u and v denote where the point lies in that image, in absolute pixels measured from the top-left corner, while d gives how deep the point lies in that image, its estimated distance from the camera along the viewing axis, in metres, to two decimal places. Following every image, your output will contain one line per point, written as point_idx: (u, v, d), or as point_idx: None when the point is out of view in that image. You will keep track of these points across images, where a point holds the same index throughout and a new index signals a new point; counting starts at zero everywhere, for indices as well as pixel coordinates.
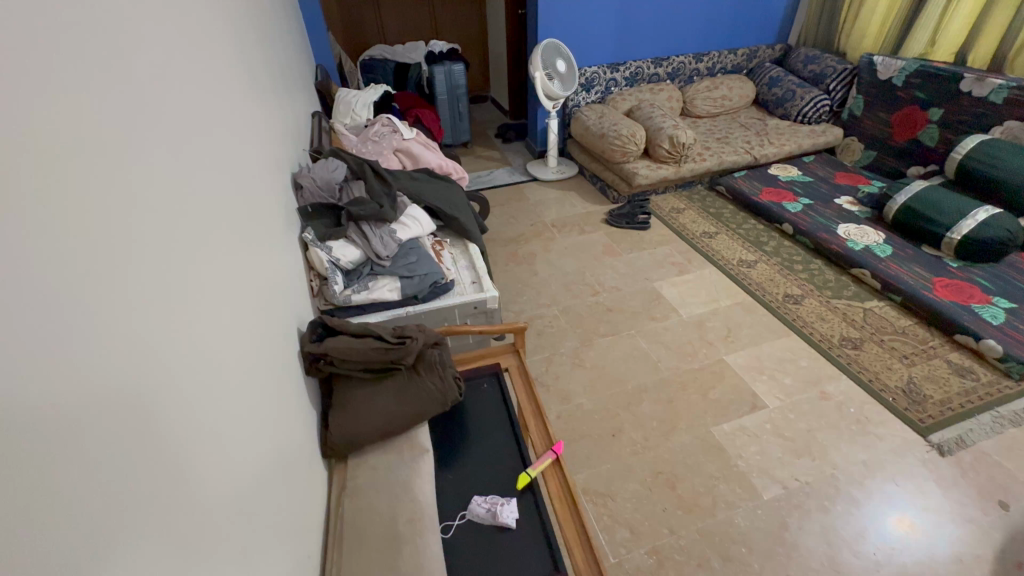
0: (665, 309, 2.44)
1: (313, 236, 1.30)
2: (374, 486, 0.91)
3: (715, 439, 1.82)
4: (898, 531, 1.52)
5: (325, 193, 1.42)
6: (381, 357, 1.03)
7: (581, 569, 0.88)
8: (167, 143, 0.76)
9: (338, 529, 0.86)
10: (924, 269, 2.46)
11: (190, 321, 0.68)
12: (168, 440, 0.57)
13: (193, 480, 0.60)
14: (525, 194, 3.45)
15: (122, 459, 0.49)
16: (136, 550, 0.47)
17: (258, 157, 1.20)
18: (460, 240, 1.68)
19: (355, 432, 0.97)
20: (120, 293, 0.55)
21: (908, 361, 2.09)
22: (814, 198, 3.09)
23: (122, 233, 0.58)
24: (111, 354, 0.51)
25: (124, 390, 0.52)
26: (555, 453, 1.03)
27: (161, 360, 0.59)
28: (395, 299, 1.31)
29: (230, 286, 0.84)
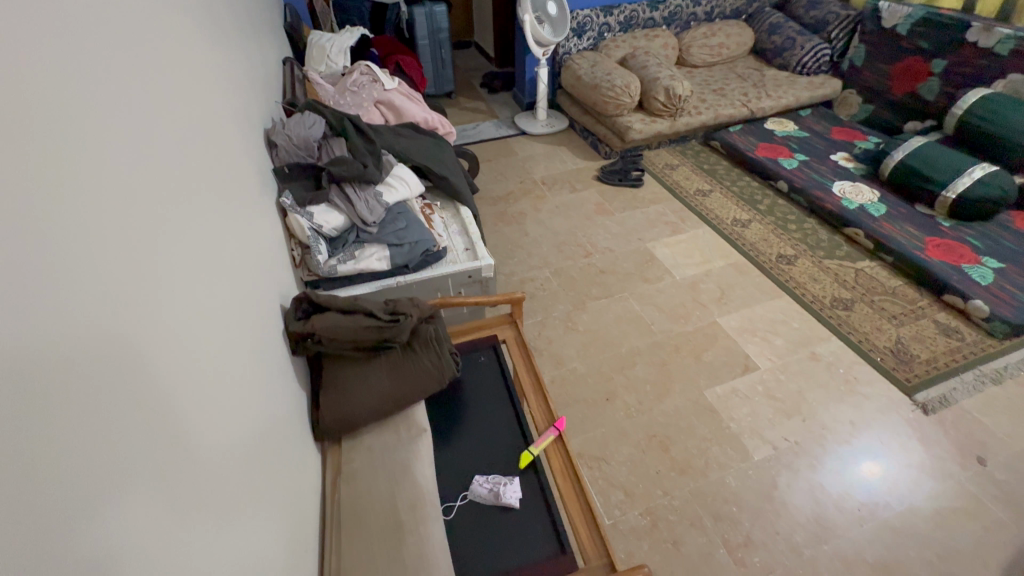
0: (658, 270, 2.39)
1: (291, 200, 1.19)
2: (372, 471, 0.87)
3: (708, 401, 1.83)
4: (880, 485, 1.58)
5: (302, 153, 1.29)
6: (374, 336, 0.96)
7: (586, 549, 0.86)
8: (139, 98, 0.70)
9: (337, 516, 0.83)
10: (917, 228, 2.45)
11: (180, 290, 0.66)
12: (169, 408, 0.56)
13: (196, 446, 0.59)
14: (513, 149, 3.30)
15: (124, 425, 0.48)
16: (141, 516, 0.47)
17: (228, 113, 1.09)
18: (451, 202, 1.57)
19: (349, 415, 0.92)
20: (108, 259, 0.53)
21: (897, 321, 2.10)
22: (811, 154, 3.02)
23: (104, 198, 0.55)
24: (106, 324, 0.50)
25: (121, 357, 0.50)
26: (558, 430, 1.00)
27: (155, 328, 0.58)
28: (384, 269, 1.22)
29: (215, 246, 0.80)
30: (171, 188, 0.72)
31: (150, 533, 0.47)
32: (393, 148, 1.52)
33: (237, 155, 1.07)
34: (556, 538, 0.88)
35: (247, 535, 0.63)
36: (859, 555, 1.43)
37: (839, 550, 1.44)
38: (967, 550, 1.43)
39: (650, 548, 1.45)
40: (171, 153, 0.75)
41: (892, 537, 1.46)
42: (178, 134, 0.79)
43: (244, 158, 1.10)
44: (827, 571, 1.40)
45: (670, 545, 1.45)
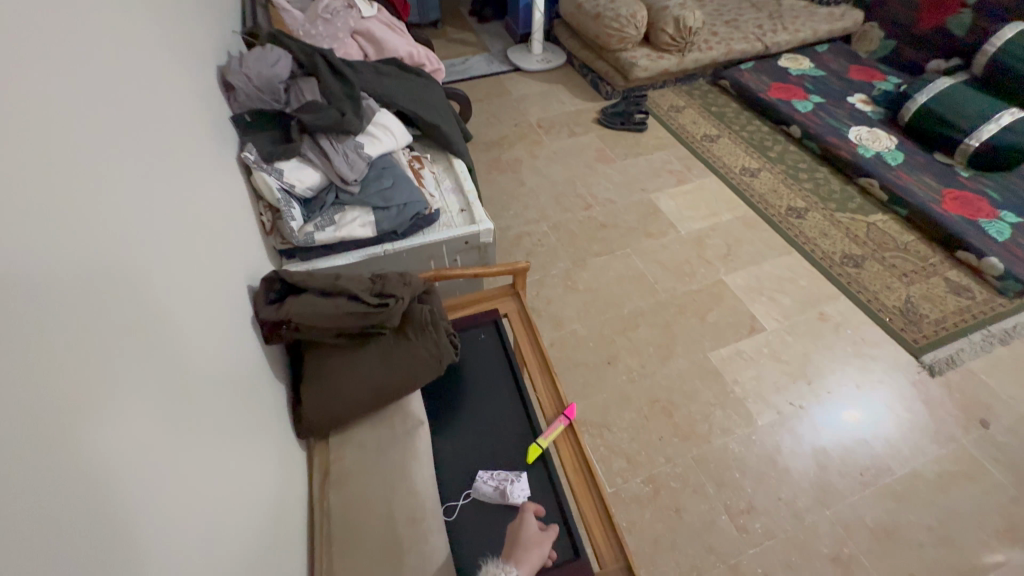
0: (663, 224, 2.26)
1: (255, 156, 1.02)
2: (365, 477, 0.79)
3: (712, 364, 1.77)
4: (851, 421, 1.63)
5: (266, 96, 1.11)
6: (359, 323, 0.83)
7: (603, 553, 0.81)
8: (118, 54, 0.68)
9: (327, 529, 0.75)
10: (935, 179, 2.31)
11: (167, 248, 0.66)
12: (165, 360, 0.58)
13: (193, 395, 0.62)
14: (506, 87, 3.02)
15: (123, 372, 0.51)
16: (146, 456, 0.50)
17: (175, 50, 0.89)
18: (442, 154, 1.40)
19: (336, 412, 0.82)
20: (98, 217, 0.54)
21: (907, 279, 2.02)
22: (827, 95, 2.80)
23: (85, 155, 0.55)
24: (100, 283, 0.51)
25: (116, 309, 0.53)
26: (567, 419, 0.93)
27: (146, 285, 0.59)
28: (369, 236, 1.09)
29: (195, 205, 0.79)
30: (149, 142, 0.71)
31: (161, 482, 0.51)
32: (373, 92, 1.32)
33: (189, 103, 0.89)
34: (569, 539, 0.83)
35: (245, 480, 0.67)
36: (859, 520, 1.43)
37: (841, 516, 1.43)
38: (965, 512, 1.44)
39: (653, 516, 1.43)
40: (149, 105, 0.73)
41: (893, 502, 1.46)
42: (153, 84, 0.77)
43: (197, 106, 0.92)
44: (827, 535, 1.40)
45: (672, 512, 1.43)
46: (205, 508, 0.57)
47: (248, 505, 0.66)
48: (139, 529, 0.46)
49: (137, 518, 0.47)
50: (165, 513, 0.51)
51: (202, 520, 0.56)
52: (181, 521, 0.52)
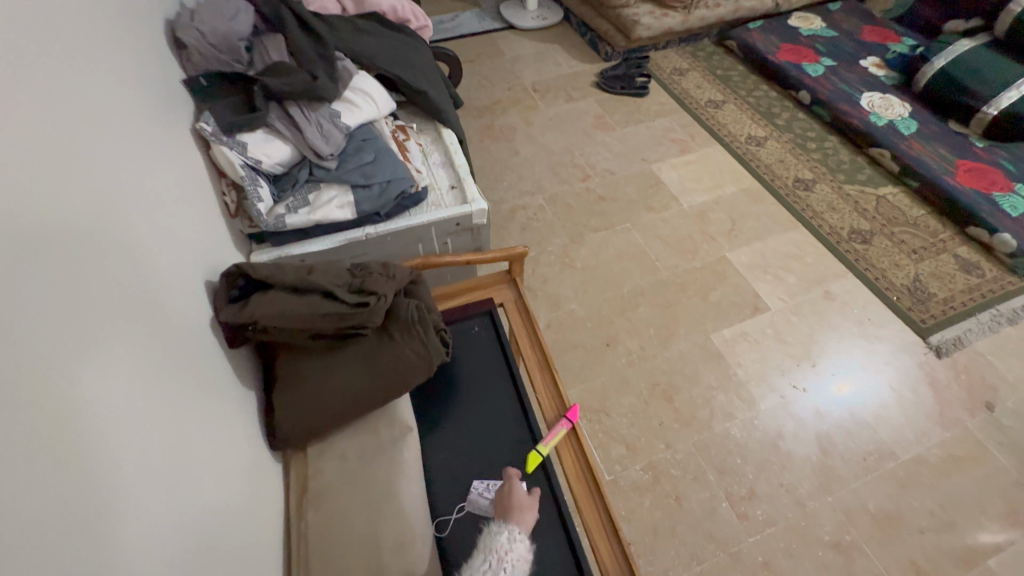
0: (664, 197, 2.15)
1: (213, 127, 0.89)
2: (347, 496, 0.73)
3: (714, 346, 1.71)
4: (839, 392, 1.61)
5: (225, 56, 0.97)
6: (336, 326, 0.74)
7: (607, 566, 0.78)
8: (93, 53, 0.67)
9: (303, 553, 0.70)
10: (949, 149, 2.21)
11: (137, 232, 0.66)
12: (141, 347, 0.59)
13: (172, 380, 0.63)
14: (499, 47, 2.82)
15: (101, 366, 0.52)
16: (141, 463, 0.53)
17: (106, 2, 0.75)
18: (430, 123, 1.27)
19: (312, 424, 0.75)
20: (65, 210, 0.53)
21: (916, 256, 1.95)
22: (839, 58, 2.64)
23: (45, 144, 0.53)
24: (69, 280, 0.51)
25: (90, 305, 0.53)
26: (570, 423, 0.90)
27: (117, 272, 0.59)
28: (348, 219, 0.98)
29: (177, 203, 0.79)
30: (118, 121, 0.69)
31: (156, 485, 0.55)
32: (350, 51, 1.17)
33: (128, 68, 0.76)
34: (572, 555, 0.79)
35: (226, 459, 0.69)
36: (862, 507, 1.40)
37: (843, 502, 1.41)
38: (968, 498, 1.42)
39: (652, 504, 1.39)
40: (113, 80, 0.71)
41: (895, 487, 1.44)
42: (117, 57, 0.73)
43: (137, 71, 0.79)
44: (829, 522, 1.38)
45: (672, 500, 1.40)
46: (190, 487, 0.60)
47: (229, 486, 0.68)
48: (139, 524, 0.50)
49: (136, 514, 0.51)
50: (153, 497, 0.54)
51: (188, 498, 0.59)
52: (168, 501, 0.56)
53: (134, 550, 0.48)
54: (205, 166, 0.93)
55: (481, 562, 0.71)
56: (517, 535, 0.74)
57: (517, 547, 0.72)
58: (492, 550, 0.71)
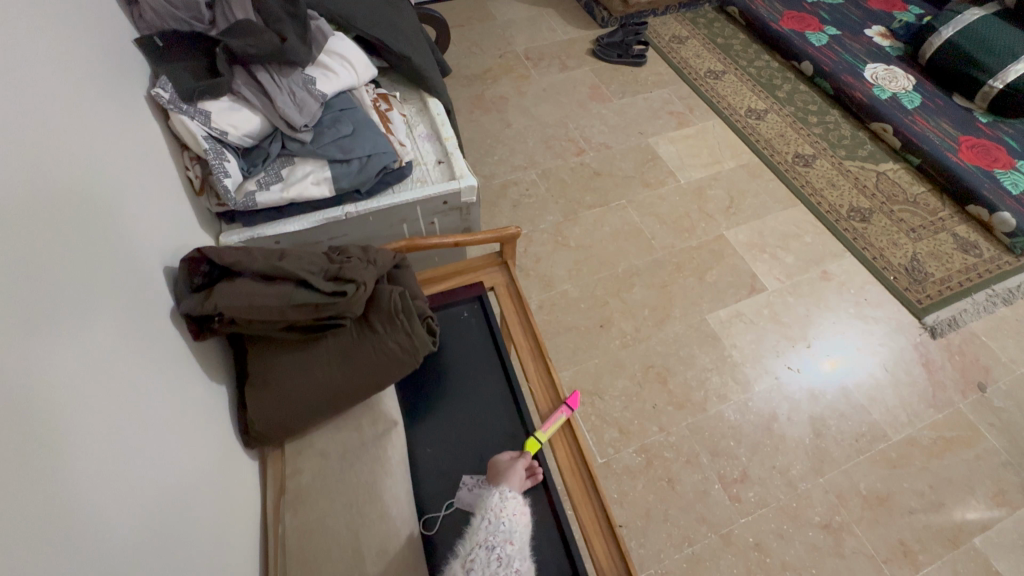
0: (661, 173, 2.08)
1: (170, 93, 0.80)
2: (326, 499, 0.70)
3: (710, 328, 1.67)
4: (826, 368, 1.61)
5: (182, 13, 0.86)
6: (310, 318, 0.69)
7: (602, 563, 0.75)
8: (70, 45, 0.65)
9: (280, 561, 0.67)
10: (952, 124, 2.15)
11: (100, 203, 0.62)
12: (105, 324, 0.57)
13: (157, 370, 0.64)
14: (490, 10, 2.67)
15: (61, 344, 0.50)
16: (142, 459, 0.56)
17: None
18: (415, 92, 1.18)
19: (287, 422, 0.70)
20: (17, 179, 0.50)
21: (915, 235, 1.91)
22: (843, 27, 2.54)
23: (24, 143, 0.52)
24: (46, 274, 0.50)
25: (46, 276, 0.50)
26: (569, 412, 0.85)
27: (79, 244, 0.56)
28: (325, 196, 0.91)
29: (163, 192, 0.78)
30: (76, 80, 0.64)
31: (159, 478, 0.58)
32: (325, 10, 1.07)
33: (81, 32, 0.69)
34: (566, 554, 0.75)
35: (198, 440, 0.68)
36: (853, 488, 1.40)
37: (835, 484, 1.41)
38: (957, 478, 1.43)
39: (644, 487, 1.38)
40: (67, 35, 0.65)
41: (887, 469, 1.44)
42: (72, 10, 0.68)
43: (91, 34, 0.71)
44: (821, 503, 1.38)
45: (665, 483, 1.38)
46: (161, 467, 0.59)
47: (202, 470, 0.66)
48: (147, 514, 0.54)
49: (144, 504, 0.54)
50: (120, 478, 0.52)
51: (159, 479, 0.58)
52: (153, 483, 0.57)
53: (96, 533, 0.47)
54: (165, 138, 0.84)
55: (479, 527, 0.69)
56: (510, 494, 0.72)
57: (510, 504, 0.71)
58: (486, 512, 0.70)
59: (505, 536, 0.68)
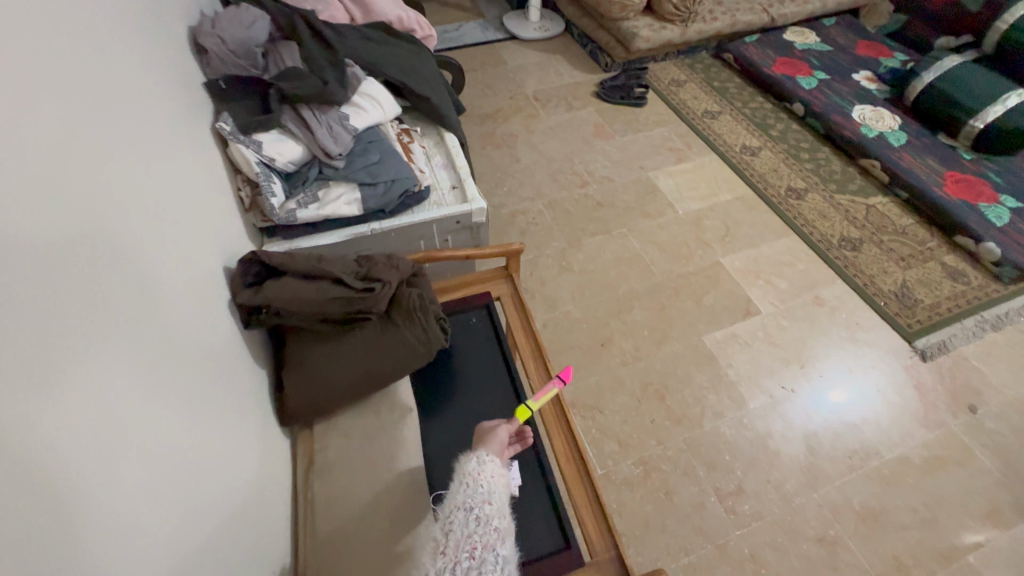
0: (660, 204, 2.21)
1: (231, 126, 0.96)
2: (348, 468, 0.81)
3: (706, 348, 1.76)
4: (835, 402, 1.64)
5: (243, 61, 1.04)
6: (342, 310, 0.81)
7: (593, 540, 0.81)
8: (141, 100, 0.74)
9: (310, 521, 0.77)
10: (938, 161, 2.27)
11: (160, 232, 0.70)
12: (151, 348, 0.61)
13: (207, 379, 0.71)
14: (502, 56, 2.90)
15: (82, 387, 0.49)
16: (195, 467, 0.63)
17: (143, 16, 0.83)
18: (434, 127, 1.33)
19: (318, 402, 0.80)
20: (97, 225, 0.57)
21: (904, 264, 2.00)
22: (832, 72, 2.71)
23: (103, 190, 0.60)
24: (120, 304, 0.58)
25: (99, 315, 0.54)
26: (563, 384, 0.87)
27: (106, 274, 0.57)
28: (354, 215, 1.04)
29: (212, 220, 0.87)
30: (148, 129, 0.74)
31: (206, 484, 0.64)
32: (358, 59, 1.24)
33: (163, 80, 0.84)
34: (560, 530, 0.83)
35: (225, 454, 0.70)
36: (847, 504, 1.44)
37: (829, 499, 1.45)
38: (951, 497, 1.46)
39: (643, 498, 1.43)
40: (155, 85, 0.80)
41: (880, 486, 1.48)
42: (110, 46, 0.69)
43: (169, 81, 0.86)
44: (815, 518, 1.42)
45: (662, 495, 1.44)
46: (208, 474, 0.65)
47: (247, 450, 0.76)
48: (198, 518, 0.60)
49: (196, 510, 0.61)
50: (138, 514, 0.51)
51: (206, 485, 0.64)
52: (202, 488, 0.63)
53: (160, 535, 0.53)
54: (222, 163, 0.99)
55: (457, 490, 0.72)
56: (486, 457, 0.76)
57: (487, 468, 0.74)
58: (465, 476, 0.73)
59: (484, 496, 0.71)
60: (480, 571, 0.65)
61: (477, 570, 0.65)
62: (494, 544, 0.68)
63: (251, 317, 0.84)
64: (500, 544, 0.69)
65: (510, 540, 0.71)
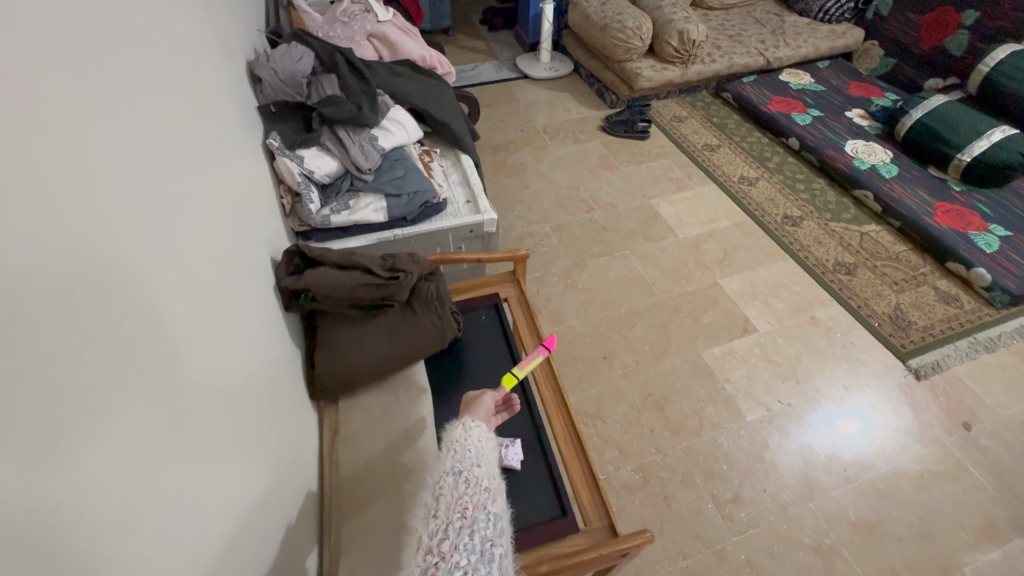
0: (662, 229, 2.33)
1: (279, 143, 1.14)
2: (369, 430, 0.96)
3: (705, 363, 1.83)
4: (842, 432, 1.66)
5: (291, 90, 1.23)
6: (371, 295, 1.01)
7: (588, 509, 0.95)
8: (178, 126, 0.79)
9: (337, 477, 0.92)
10: (929, 192, 2.37)
11: (196, 247, 0.73)
12: (190, 358, 0.63)
13: (237, 387, 0.74)
14: (515, 93, 3.12)
15: (115, 417, 0.47)
16: (225, 478, 0.64)
17: (203, 55, 0.99)
18: (451, 150, 1.49)
19: (347, 372, 0.97)
20: (144, 243, 0.60)
21: (898, 287, 2.08)
22: (826, 110, 2.87)
23: (147, 209, 0.63)
24: (162, 318, 0.60)
25: (147, 327, 0.56)
26: (546, 351, 1.01)
27: (132, 311, 0.54)
28: (380, 221, 1.19)
29: (241, 237, 0.91)
30: (186, 154, 0.79)
31: (235, 495, 0.65)
32: (387, 90, 1.42)
33: (219, 104, 1.00)
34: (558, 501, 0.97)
35: (252, 456, 0.72)
36: (842, 514, 1.48)
37: (824, 509, 1.49)
38: (946, 510, 1.49)
39: (642, 503, 1.48)
40: (215, 111, 0.97)
41: (874, 497, 1.52)
42: (135, 75, 0.69)
43: (223, 106, 1.02)
44: (811, 527, 1.46)
45: (660, 500, 1.49)
46: (236, 483, 0.67)
47: (282, 425, 0.86)
48: (226, 528, 0.62)
49: (224, 518, 0.62)
50: (166, 533, 0.50)
51: (234, 493, 0.65)
52: (230, 497, 0.64)
53: (197, 542, 0.55)
54: (269, 174, 1.16)
55: (448, 456, 0.80)
56: (471, 424, 0.85)
57: (473, 433, 0.83)
58: (453, 442, 0.81)
59: (472, 458, 0.79)
60: (472, 527, 0.69)
61: (469, 527, 0.69)
62: (485, 503, 0.73)
63: (291, 302, 1.02)
64: (491, 502, 0.74)
65: (500, 501, 0.76)
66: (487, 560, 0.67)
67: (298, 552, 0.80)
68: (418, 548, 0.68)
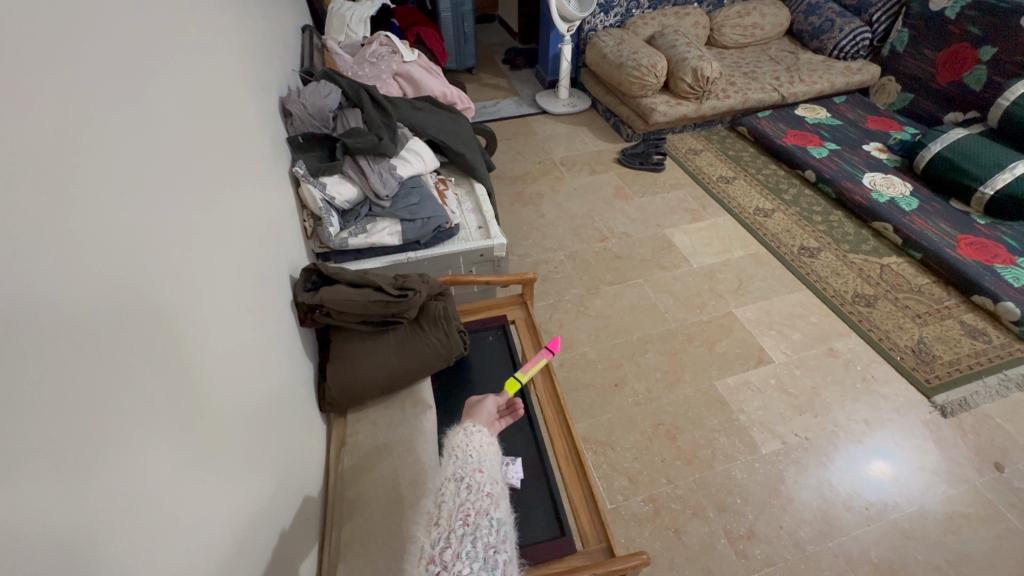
0: (675, 257, 2.34)
1: (304, 171, 1.25)
2: (373, 441, 1.01)
3: (718, 393, 1.80)
4: (872, 477, 1.58)
5: (317, 121, 1.36)
6: (382, 310, 1.07)
7: (586, 532, 0.95)
8: (209, 153, 0.86)
9: (340, 489, 0.95)
10: (950, 225, 2.34)
11: (216, 262, 0.79)
12: (204, 364, 0.68)
13: (247, 394, 0.78)
14: (533, 128, 3.23)
15: (136, 417, 0.52)
16: (231, 480, 0.68)
17: (240, 93, 1.09)
18: (466, 179, 1.60)
19: (355, 383, 1.03)
20: (170, 260, 0.66)
21: (921, 320, 2.02)
22: (842, 143, 2.88)
23: (178, 230, 0.70)
24: (183, 326, 0.65)
25: (169, 337, 0.61)
26: (551, 355, 1.07)
27: (146, 335, 0.57)
28: (395, 243, 1.29)
29: (259, 254, 0.97)
30: (214, 179, 0.86)
31: (240, 497, 0.69)
32: (407, 122, 1.52)
33: (252, 138, 1.10)
34: (558, 522, 0.98)
35: (256, 462, 0.76)
36: (863, 555, 1.42)
37: (844, 549, 1.43)
38: (977, 556, 1.41)
39: (651, 535, 1.45)
40: (247, 142, 1.06)
41: (900, 539, 1.45)
42: (173, 111, 0.77)
43: (256, 139, 1.11)
44: (830, 568, 1.40)
45: (671, 532, 1.46)
46: (242, 485, 0.70)
47: (288, 436, 0.89)
48: (230, 528, 0.65)
49: (228, 518, 0.65)
50: (174, 528, 0.54)
51: (239, 496, 0.69)
52: (236, 500, 0.68)
53: (202, 539, 0.59)
54: (294, 200, 1.27)
55: (450, 462, 0.82)
56: (473, 429, 0.88)
57: (475, 438, 0.85)
58: (455, 448, 0.83)
59: (474, 464, 0.80)
60: (474, 535, 0.69)
61: (472, 534, 0.69)
62: (487, 509, 0.74)
63: (306, 317, 1.09)
64: (493, 508, 0.74)
65: (502, 508, 0.77)
66: (490, 567, 0.67)
67: (297, 552, 0.83)
68: (419, 557, 0.68)
